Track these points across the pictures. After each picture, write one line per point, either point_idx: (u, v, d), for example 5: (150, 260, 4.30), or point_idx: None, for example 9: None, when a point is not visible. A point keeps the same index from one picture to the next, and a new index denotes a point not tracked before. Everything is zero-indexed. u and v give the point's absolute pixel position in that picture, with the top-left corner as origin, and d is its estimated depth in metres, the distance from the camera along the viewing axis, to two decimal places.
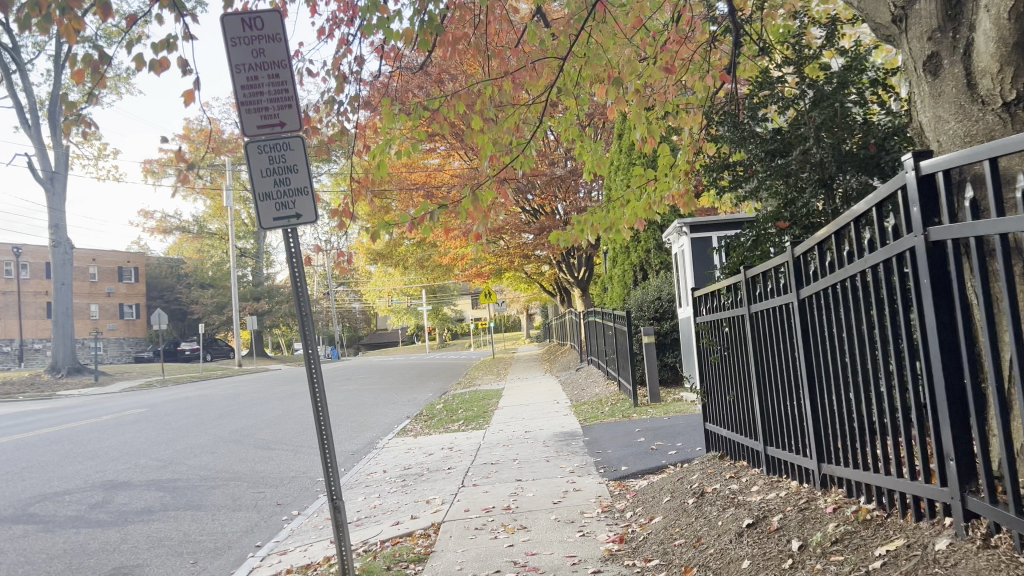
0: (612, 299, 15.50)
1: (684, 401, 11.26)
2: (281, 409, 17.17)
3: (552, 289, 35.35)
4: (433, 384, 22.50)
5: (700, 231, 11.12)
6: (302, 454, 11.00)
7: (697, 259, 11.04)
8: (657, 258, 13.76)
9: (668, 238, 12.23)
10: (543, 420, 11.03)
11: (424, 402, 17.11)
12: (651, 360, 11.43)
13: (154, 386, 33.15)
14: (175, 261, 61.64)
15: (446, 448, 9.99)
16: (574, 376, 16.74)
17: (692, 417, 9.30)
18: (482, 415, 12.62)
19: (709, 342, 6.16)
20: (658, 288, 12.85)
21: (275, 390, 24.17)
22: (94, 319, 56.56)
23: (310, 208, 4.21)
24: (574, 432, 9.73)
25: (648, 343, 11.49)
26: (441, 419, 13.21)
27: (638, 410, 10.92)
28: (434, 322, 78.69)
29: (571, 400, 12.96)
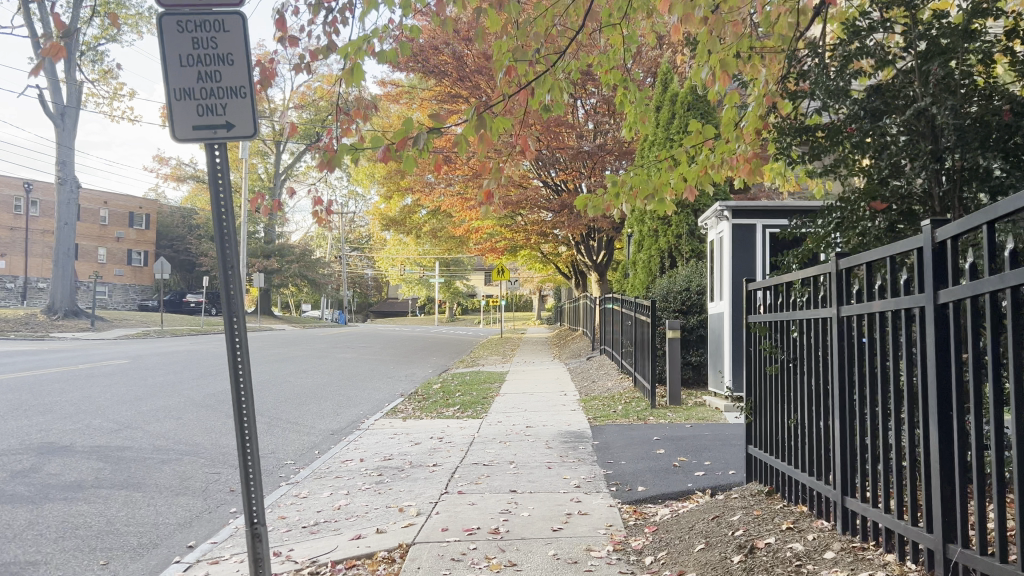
0: (632, 286, 14.21)
1: (706, 406, 10.02)
2: (269, 373, 16.04)
3: (568, 271, 34.01)
4: (434, 360, 21.34)
5: (743, 216, 9.79)
6: (276, 429, 9.85)
7: (738, 248, 9.75)
8: (688, 245, 12.49)
9: (702, 222, 10.89)
10: (546, 415, 9.83)
11: (421, 379, 15.93)
12: (675, 358, 10.18)
13: (152, 337, 32.25)
14: (189, 211, 60.83)
15: (435, 439, 8.81)
16: (584, 366, 15.50)
17: (719, 429, 8.05)
18: (481, 401, 11.46)
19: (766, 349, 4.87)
20: (687, 278, 11.59)
21: (270, 352, 23.10)
22: (101, 263, 55.82)
23: (246, 117, 3.02)
24: (582, 433, 8.52)
25: (673, 339, 10.23)
26: (435, 401, 12.04)
27: (655, 413, 9.69)
28: (445, 295, 77.49)
29: (579, 393, 11.75)
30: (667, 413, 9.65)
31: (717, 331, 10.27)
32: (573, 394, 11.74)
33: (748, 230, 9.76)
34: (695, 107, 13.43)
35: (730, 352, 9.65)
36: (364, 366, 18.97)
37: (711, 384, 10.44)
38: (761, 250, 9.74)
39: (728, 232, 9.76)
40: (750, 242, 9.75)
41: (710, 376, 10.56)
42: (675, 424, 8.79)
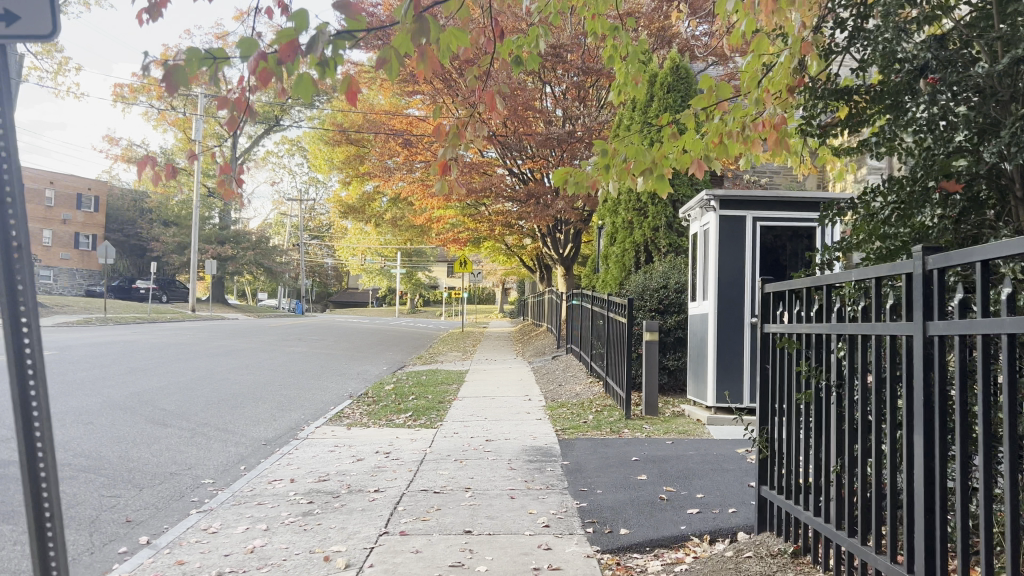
0: (603, 282, 13.17)
1: (685, 417, 9.02)
2: (207, 370, 14.72)
3: (532, 263, 33.00)
4: (389, 356, 20.14)
5: (730, 207, 8.79)
6: (200, 439, 8.62)
7: (725, 242, 8.77)
8: (666, 240, 11.48)
9: (683, 215, 9.86)
10: (508, 426, 8.75)
11: (374, 378, 14.74)
12: (653, 362, 9.18)
13: (93, 325, 30.51)
14: (140, 194, 58.59)
15: (381, 454, 7.67)
16: (549, 367, 14.45)
17: (706, 451, 7.04)
18: (436, 406, 10.34)
19: (799, 365, 3.77)
20: (665, 274, 10.58)
21: (215, 344, 21.65)
22: (45, 246, 53.41)
23: (42, 18, 2.42)
24: (549, 450, 7.45)
25: (651, 340, 9.21)
26: (386, 405, 10.88)
27: (631, 425, 8.66)
28: (407, 287, 75.99)
29: (546, 399, 10.69)
30: (644, 425, 8.63)
31: (698, 333, 9.33)
32: (539, 400, 10.66)
33: (737, 222, 8.78)
34: (674, 91, 12.44)
35: (713, 358, 8.72)
36: (314, 361, 17.73)
37: (690, 391, 9.51)
38: (750, 244, 8.77)
39: (715, 222, 8.78)
40: (739, 235, 8.78)
41: (689, 381, 9.65)
42: (655, 441, 7.77)
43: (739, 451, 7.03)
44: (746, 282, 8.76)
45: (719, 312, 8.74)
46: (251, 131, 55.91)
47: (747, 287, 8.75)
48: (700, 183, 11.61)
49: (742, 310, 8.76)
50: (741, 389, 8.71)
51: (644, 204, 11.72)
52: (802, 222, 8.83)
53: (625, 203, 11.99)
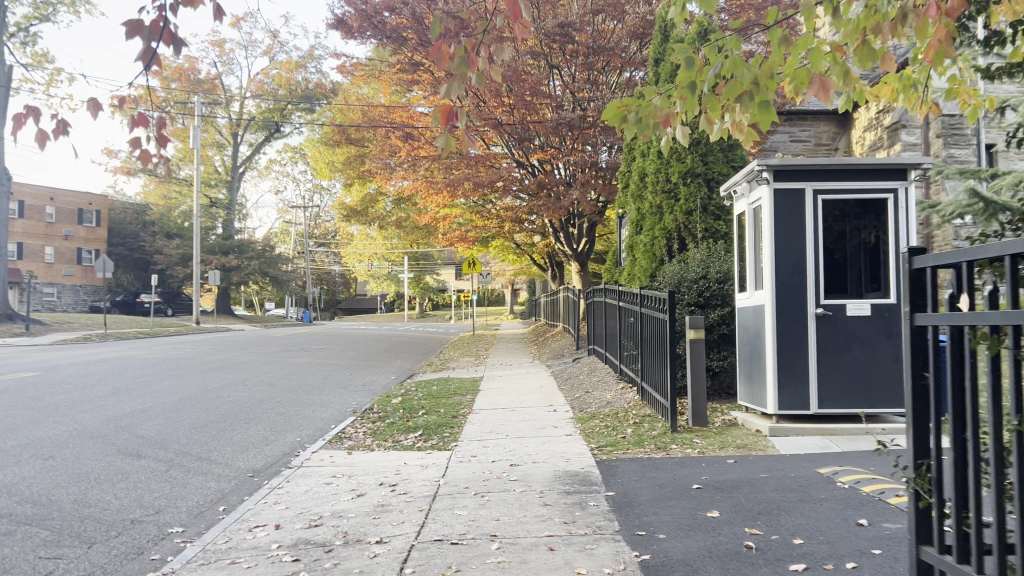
0: (628, 276, 11.92)
1: (740, 427, 7.74)
2: (198, 387, 13.47)
3: (543, 261, 31.78)
4: (398, 364, 18.89)
5: (786, 179, 7.52)
6: (175, 473, 7.36)
7: (780, 221, 7.52)
8: (702, 224, 10.25)
9: (727, 191, 8.58)
10: (535, 445, 7.47)
11: (380, 390, 13.46)
12: (699, 363, 7.90)
13: (91, 342, 29.34)
14: (143, 207, 57.61)
15: (388, 487, 6.42)
16: (572, 371, 13.15)
17: (782, 476, 5.77)
18: (450, 422, 9.09)
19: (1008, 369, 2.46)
20: (703, 262, 9.34)
21: (214, 358, 20.41)
22: (47, 264, 52.41)
23: None
24: (588, 476, 6.18)
25: (696, 339, 7.92)
26: (393, 423, 9.60)
27: (680, 439, 7.38)
28: (415, 291, 74.49)
29: (574, 410, 9.40)
30: (694, 439, 7.36)
31: (750, 329, 8.06)
32: (565, 411, 9.37)
33: (794, 196, 7.52)
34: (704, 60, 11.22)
35: (771, 357, 7.45)
36: (318, 373, 16.47)
37: (743, 395, 8.25)
38: (810, 222, 7.49)
39: (768, 197, 7.53)
40: (797, 212, 7.51)
41: (740, 383, 8.39)
42: (713, 461, 6.48)
43: (822, 475, 5.73)
44: (807, 268, 7.47)
45: (776, 304, 7.47)
46: (250, 139, 54.85)
47: (809, 274, 7.45)
48: (737, 161, 10.37)
49: (803, 301, 7.47)
50: (804, 393, 7.44)
51: (675, 184, 10.49)
52: (871, 193, 7.47)
53: (653, 185, 10.74)
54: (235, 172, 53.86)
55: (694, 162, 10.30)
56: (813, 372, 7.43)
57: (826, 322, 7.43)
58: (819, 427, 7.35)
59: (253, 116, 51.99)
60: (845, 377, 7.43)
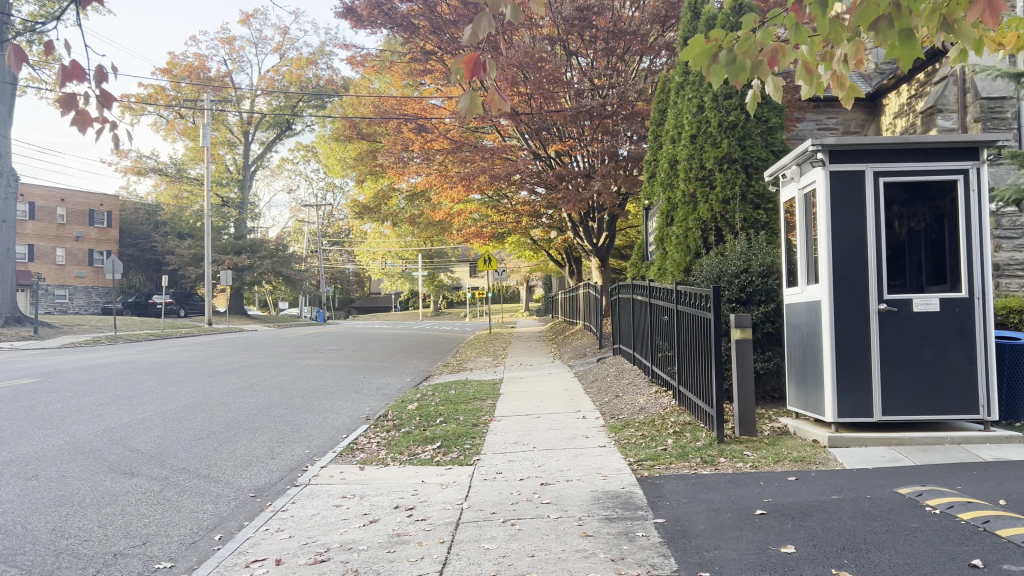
0: (657, 272, 11.15)
1: (794, 437, 6.96)
2: (204, 393, 12.82)
3: (561, 257, 31.04)
4: (413, 365, 18.19)
5: (844, 159, 6.73)
6: (169, 494, 6.68)
7: (837, 206, 6.72)
8: (741, 213, 9.46)
9: (774, 174, 7.79)
10: (567, 461, 6.73)
11: (395, 395, 12.75)
12: (746, 366, 7.12)
13: (101, 345, 28.92)
14: (155, 207, 57.36)
15: (405, 510, 5.70)
16: (598, 373, 12.38)
17: (858, 499, 4.99)
18: (470, 431, 8.36)
19: None
20: (744, 254, 8.57)
21: (224, 360, 19.81)
22: (60, 265, 52.23)
23: None
24: (632, 498, 5.44)
25: (742, 339, 7.13)
26: (408, 433, 8.88)
27: (729, 452, 6.61)
28: (429, 289, 73.75)
29: (605, 416, 8.65)
30: (746, 452, 6.58)
31: (801, 328, 7.27)
32: (596, 419, 8.61)
33: (852, 179, 6.71)
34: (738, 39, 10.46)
35: (828, 359, 6.68)
36: (329, 376, 15.78)
37: (795, 401, 7.48)
38: (871, 208, 6.68)
39: (823, 180, 6.73)
40: (857, 196, 6.70)
41: (791, 388, 7.62)
42: (772, 479, 5.70)
43: (904, 497, 4.96)
44: (869, 258, 6.66)
45: (834, 300, 6.68)
46: (262, 138, 54.41)
47: (871, 266, 6.65)
48: (776, 145, 9.62)
49: (865, 296, 6.66)
50: (867, 399, 6.66)
51: (710, 171, 9.75)
52: (937, 173, 6.67)
53: (686, 173, 10.00)
54: (247, 171, 53.48)
55: (731, 147, 9.58)
56: (877, 376, 6.64)
57: (890, 319, 6.63)
58: (883, 437, 6.53)
59: (265, 114, 51.61)
60: (913, 382, 6.63)
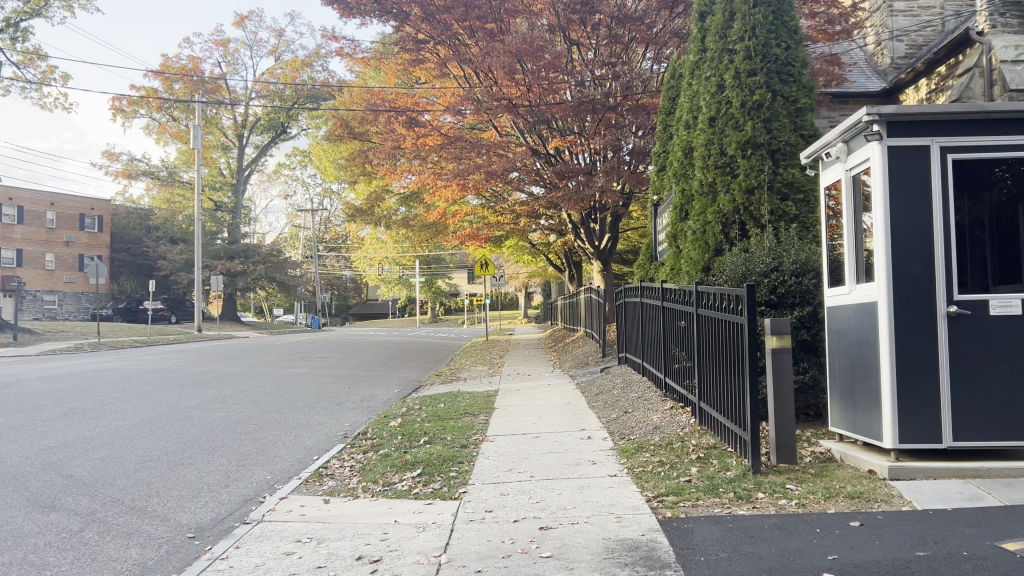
0: (668, 271, 10.00)
1: (841, 467, 5.81)
2: (168, 406, 11.64)
3: (561, 261, 29.91)
4: (403, 374, 17.05)
5: (905, 130, 5.57)
6: (90, 535, 5.50)
7: (897, 187, 5.56)
8: (767, 205, 8.29)
9: (812, 153, 6.67)
10: (571, 496, 5.58)
11: (379, 409, 11.57)
12: (784, 379, 6.00)
13: (83, 352, 27.74)
14: (146, 211, 56.27)
15: (371, 564, 4.54)
16: (603, 384, 11.18)
17: (956, 559, 3.84)
18: (458, 454, 7.20)
19: None
20: (773, 251, 7.46)
21: (203, 368, 18.62)
22: (49, 271, 51.07)
23: None
24: (657, 551, 4.27)
25: (779, 348, 5.98)
26: (386, 455, 7.70)
27: (767, 485, 5.46)
28: (427, 295, 72.52)
29: (613, 437, 7.50)
30: (789, 486, 5.42)
31: (850, 334, 6.11)
32: (603, 440, 7.45)
33: (913, 154, 5.56)
34: None
35: (886, 372, 5.51)
36: (311, 387, 14.59)
37: (844, 421, 6.30)
38: (937, 189, 5.52)
39: (878, 156, 5.59)
40: (920, 174, 5.55)
41: (836, 405, 6.46)
42: (830, 526, 4.54)
43: (1014, 556, 3.81)
44: (935, 250, 5.51)
45: (893, 301, 5.52)
46: (257, 141, 53.35)
47: (938, 259, 5.49)
48: (807, 128, 8.50)
49: (931, 295, 5.50)
50: (934, 420, 5.49)
51: (732, 158, 8.60)
52: (1016, 150, 5.55)
53: (703, 160, 8.85)
54: (241, 175, 52.43)
55: (755, 129, 8.46)
56: (947, 394, 5.47)
57: (961, 324, 5.46)
58: (956, 468, 5.35)
59: (259, 117, 50.57)
60: (990, 400, 5.47)
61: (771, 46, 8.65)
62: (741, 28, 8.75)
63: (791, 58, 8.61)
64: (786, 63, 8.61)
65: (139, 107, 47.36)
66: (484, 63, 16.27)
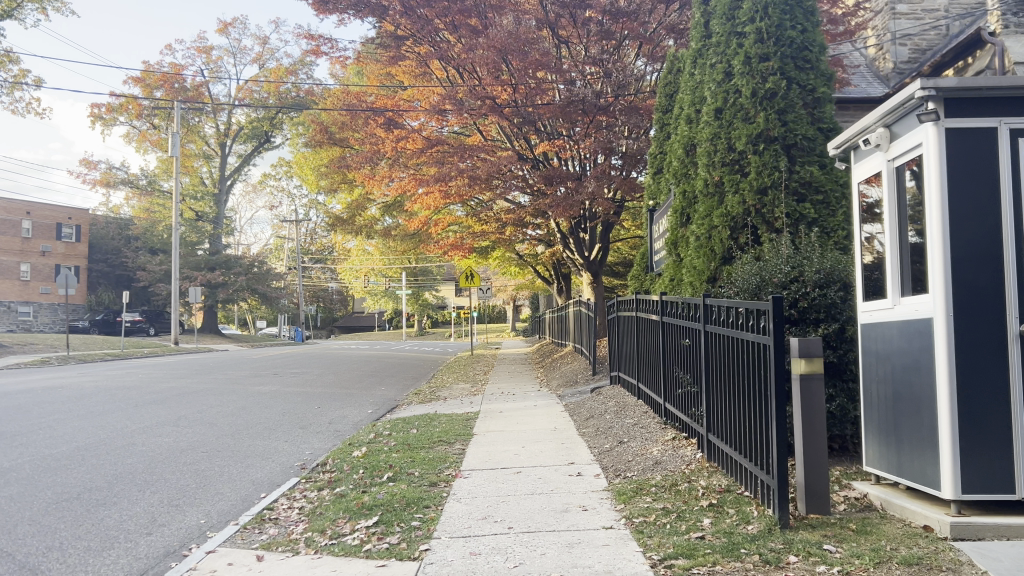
0: (667, 283, 8.97)
1: (885, 520, 4.77)
2: (111, 430, 10.47)
3: (548, 273, 28.90)
4: (380, 393, 15.91)
5: (966, 109, 4.58)
6: None
7: (958, 178, 4.56)
8: (783, 207, 7.28)
9: (842, 143, 5.68)
10: (557, 558, 4.49)
11: (346, 434, 10.43)
12: (815, 411, 4.95)
13: (48, 366, 26.40)
14: (126, 221, 54.90)
15: None
16: (593, 407, 10.11)
17: None
18: (425, 496, 6.11)
19: None
20: (791, 259, 6.47)
21: (166, 385, 17.40)
22: (23, 281, 49.60)
23: None
24: None
25: (808, 374, 4.93)
26: (342, 495, 6.58)
27: (799, 546, 4.39)
28: (413, 308, 71.25)
29: (608, 475, 6.43)
30: (827, 546, 4.35)
31: (893, 356, 5.09)
32: (596, 478, 6.38)
33: (978, 137, 4.56)
34: None
35: (945, 405, 4.48)
36: (278, 407, 13.43)
37: (885, 461, 5.26)
38: (1007, 180, 4.52)
39: (933, 141, 4.59)
40: (986, 160, 4.55)
41: (874, 441, 5.43)
42: None
43: None
44: (1004, 254, 4.50)
45: (953, 315, 4.50)
46: (239, 150, 52.15)
47: (1008, 265, 4.48)
48: (825, 121, 7.53)
49: (1000, 311, 4.48)
50: (1003, 465, 4.45)
51: (741, 155, 7.60)
52: None
53: (707, 158, 7.86)
54: (223, 184, 51.21)
55: (768, 122, 7.47)
56: (1019, 431, 4.44)
57: None
58: None
59: (242, 126, 49.38)
60: None
61: (785, 28, 7.69)
62: (751, 9, 7.78)
63: (807, 42, 7.64)
64: (802, 48, 7.65)
65: (118, 114, 46.13)
66: (468, 61, 15.23)
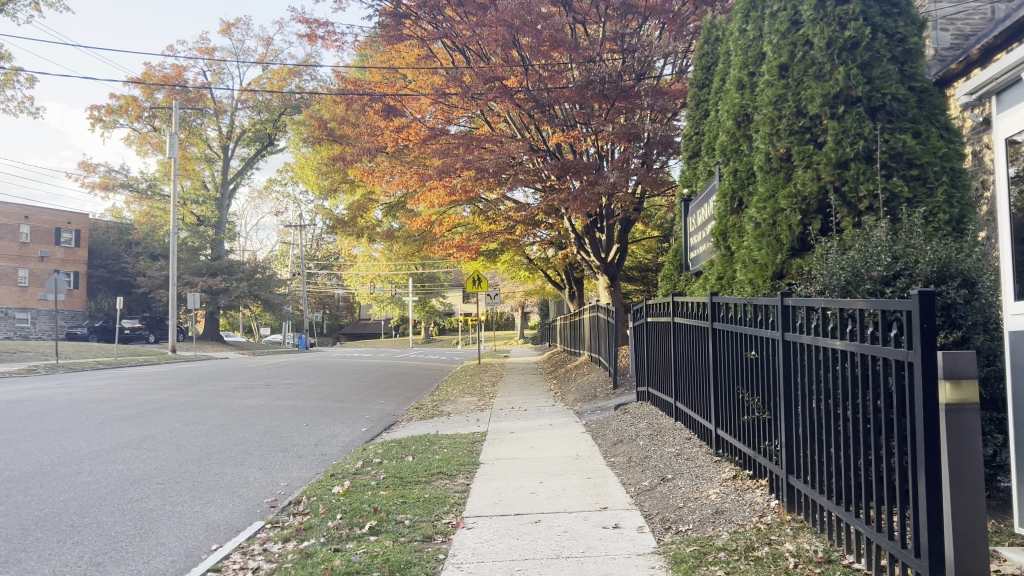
0: (711, 282, 7.45)
1: None
2: (61, 454, 8.99)
3: (560, 277, 27.38)
4: (378, 407, 14.40)
5: None
6: None
7: None
8: (868, 183, 5.77)
9: (977, 85, 4.40)
10: None
11: (333, 460, 8.95)
12: (969, 458, 3.17)
13: (35, 375, 24.96)
14: (126, 225, 53.66)
15: None
16: (621, 429, 8.59)
17: None
18: (415, 559, 4.61)
19: None
20: (892, 244, 4.95)
21: (148, 397, 15.93)
22: (21, 287, 48.27)
23: None
24: None
25: (958, 405, 3.15)
26: (309, 551, 5.08)
27: None
28: (420, 315, 69.74)
29: (654, 531, 4.90)
30: None
31: None
32: (638, 534, 4.87)
33: None
34: None
35: None
36: (261, 425, 11.95)
37: None
38: None
39: None
40: None
41: None
42: None
43: None
44: None
45: None
46: (243, 153, 50.96)
47: None
48: (918, 78, 6.03)
49: None
50: None
51: (814, 121, 6.13)
52: None
53: (769, 127, 6.38)
54: (226, 188, 49.96)
55: (848, 78, 5.98)
56: None
57: None
58: None
59: (245, 128, 48.28)
60: None
61: None
62: None
63: None
64: None
65: (118, 116, 44.88)
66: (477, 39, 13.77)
